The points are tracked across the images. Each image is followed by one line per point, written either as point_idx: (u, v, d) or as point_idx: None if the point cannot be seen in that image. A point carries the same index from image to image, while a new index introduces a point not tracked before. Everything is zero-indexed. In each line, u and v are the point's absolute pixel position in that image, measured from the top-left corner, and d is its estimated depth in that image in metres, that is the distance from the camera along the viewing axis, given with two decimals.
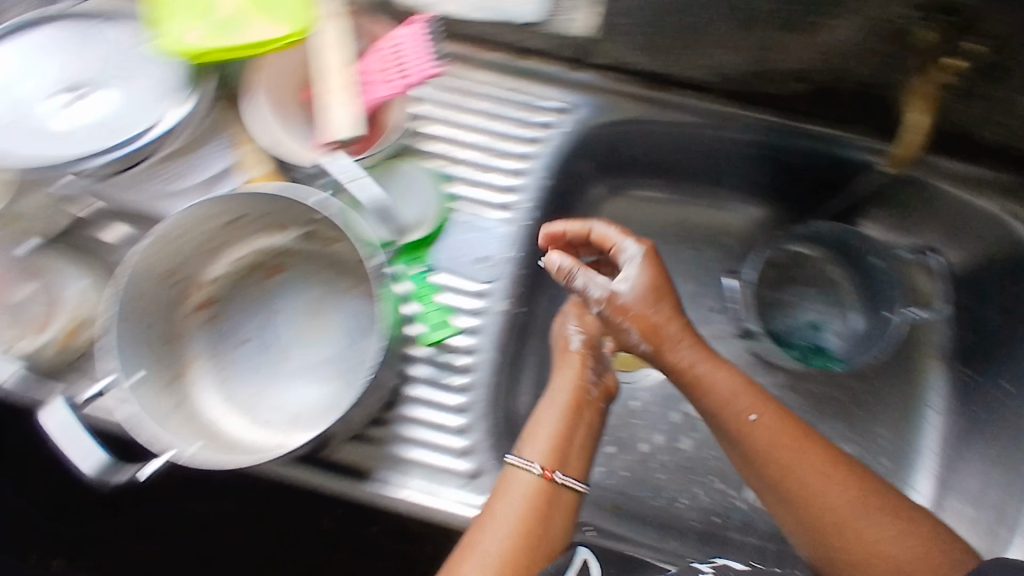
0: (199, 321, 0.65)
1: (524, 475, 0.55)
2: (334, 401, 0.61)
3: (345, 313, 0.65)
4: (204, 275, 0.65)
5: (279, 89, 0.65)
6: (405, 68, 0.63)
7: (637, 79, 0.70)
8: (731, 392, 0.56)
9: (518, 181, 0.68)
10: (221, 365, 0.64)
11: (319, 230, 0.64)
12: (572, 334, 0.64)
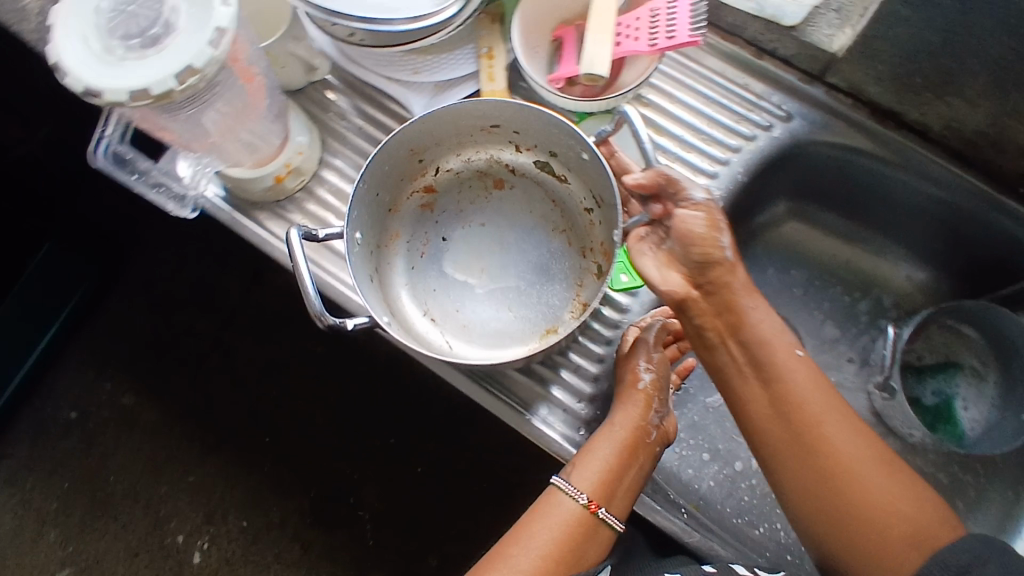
0: (419, 205, 0.72)
1: (570, 500, 0.58)
2: (506, 323, 0.67)
3: (543, 249, 0.70)
4: (438, 163, 0.71)
5: (541, 19, 0.69)
6: (668, 30, 0.63)
7: (866, 109, 0.70)
8: (767, 322, 0.53)
9: (720, 169, 0.70)
10: (417, 249, 0.71)
11: (556, 164, 0.70)
12: (641, 372, 0.64)
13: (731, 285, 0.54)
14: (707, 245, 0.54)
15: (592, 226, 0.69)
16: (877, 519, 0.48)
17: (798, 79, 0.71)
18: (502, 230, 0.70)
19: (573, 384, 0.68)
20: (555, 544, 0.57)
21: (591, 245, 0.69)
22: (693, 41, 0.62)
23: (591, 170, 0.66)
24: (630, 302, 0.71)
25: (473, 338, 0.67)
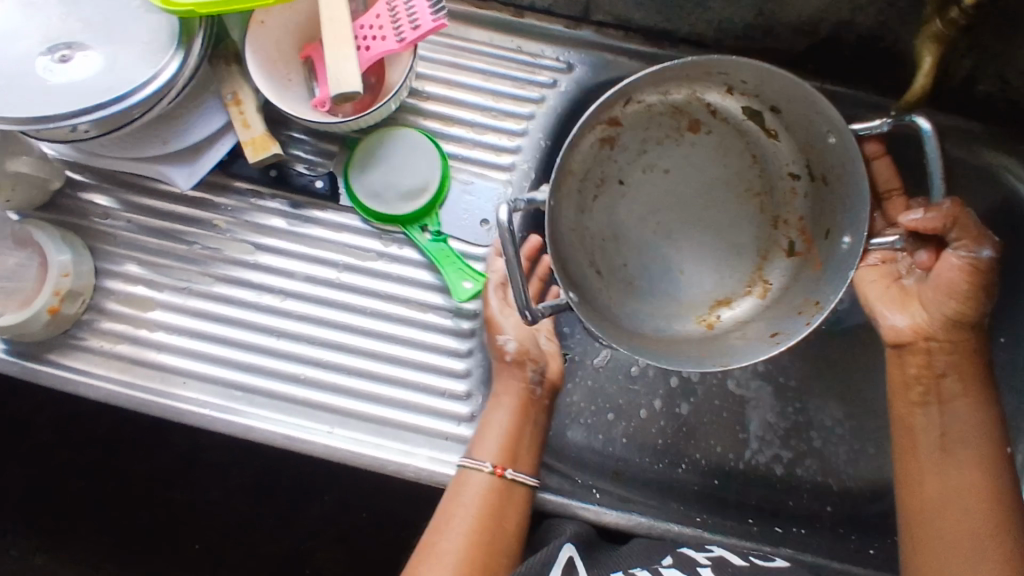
0: (602, 147, 0.59)
1: (478, 471, 0.56)
2: (687, 286, 0.61)
3: (744, 215, 0.62)
4: (638, 95, 0.58)
5: (278, 47, 0.63)
6: (411, 21, 0.59)
7: (639, 37, 0.67)
8: (976, 425, 0.53)
9: (521, 141, 0.67)
10: (590, 192, 0.59)
11: (767, 114, 0.60)
12: (505, 343, 0.60)
13: (962, 362, 0.55)
14: (965, 302, 0.53)
15: (792, 195, 0.61)
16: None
17: (566, 26, 0.68)
18: (692, 182, 0.60)
19: (448, 409, 0.62)
20: (479, 519, 0.54)
21: (786, 217, 0.62)
22: (440, 23, 0.58)
23: (811, 134, 0.57)
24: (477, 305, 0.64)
25: (642, 301, 0.60)
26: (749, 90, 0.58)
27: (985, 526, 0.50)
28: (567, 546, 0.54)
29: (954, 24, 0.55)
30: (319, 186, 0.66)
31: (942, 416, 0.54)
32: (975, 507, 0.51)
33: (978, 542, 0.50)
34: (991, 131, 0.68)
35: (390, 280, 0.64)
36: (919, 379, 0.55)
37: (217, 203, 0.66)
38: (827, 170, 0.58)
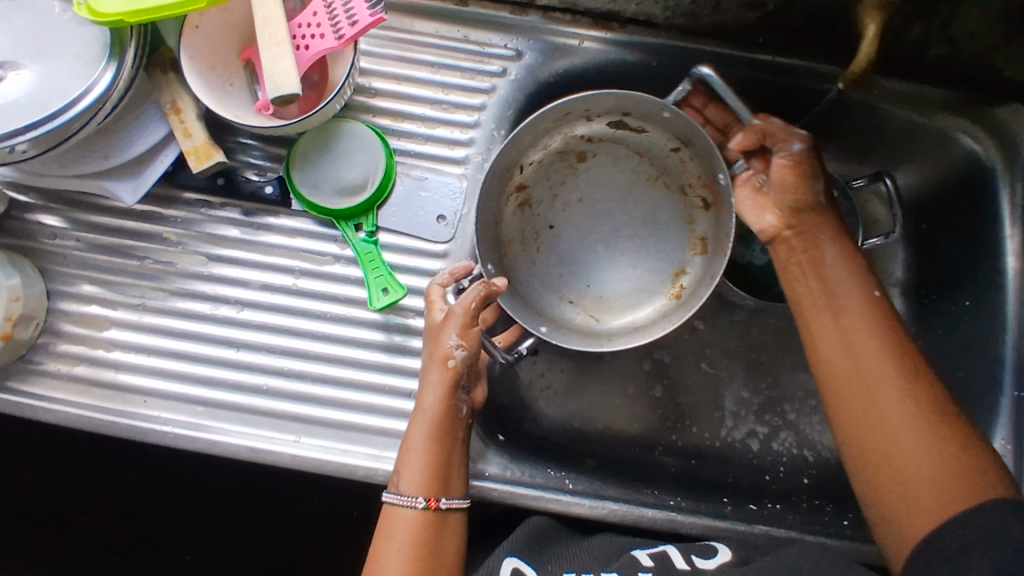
0: (522, 210, 0.70)
1: (408, 508, 0.54)
2: (642, 278, 0.69)
3: (659, 200, 0.70)
4: (523, 160, 0.69)
5: (214, 52, 0.61)
6: (348, 17, 0.57)
7: (587, 19, 0.66)
8: (846, 279, 0.55)
9: (474, 133, 0.66)
10: (533, 245, 0.69)
11: (626, 121, 0.68)
12: (453, 349, 0.56)
13: (820, 231, 0.57)
14: (800, 192, 0.58)
15: (684, 163, 0.69)
16: (900, 463, 0.48)
17: (511, 12, 0.66)
18: (606, 202, 0.69)
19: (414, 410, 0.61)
20: (413, 559, 0.52)
21: (690, 182, 0.69)
22: (378, 17, 0.57)
23: (660, 121, 0.66)
24: None
25: (616, 306, 0.69)
26: (600, 112, 0.67)
27: (892, 373, 0.51)
28: (510, 559, 0.56)
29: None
30: (270, 192, 0.63)
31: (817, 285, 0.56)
32: (878, 358, 0.51)
33: (890, 392, 0.50)
34: (952, 97, 0.66)
35: (347, 283, 0.63)
36: (791, 265, 0.58)
37: (167, 215, 0.64)
38: (686, 136, 0.66)
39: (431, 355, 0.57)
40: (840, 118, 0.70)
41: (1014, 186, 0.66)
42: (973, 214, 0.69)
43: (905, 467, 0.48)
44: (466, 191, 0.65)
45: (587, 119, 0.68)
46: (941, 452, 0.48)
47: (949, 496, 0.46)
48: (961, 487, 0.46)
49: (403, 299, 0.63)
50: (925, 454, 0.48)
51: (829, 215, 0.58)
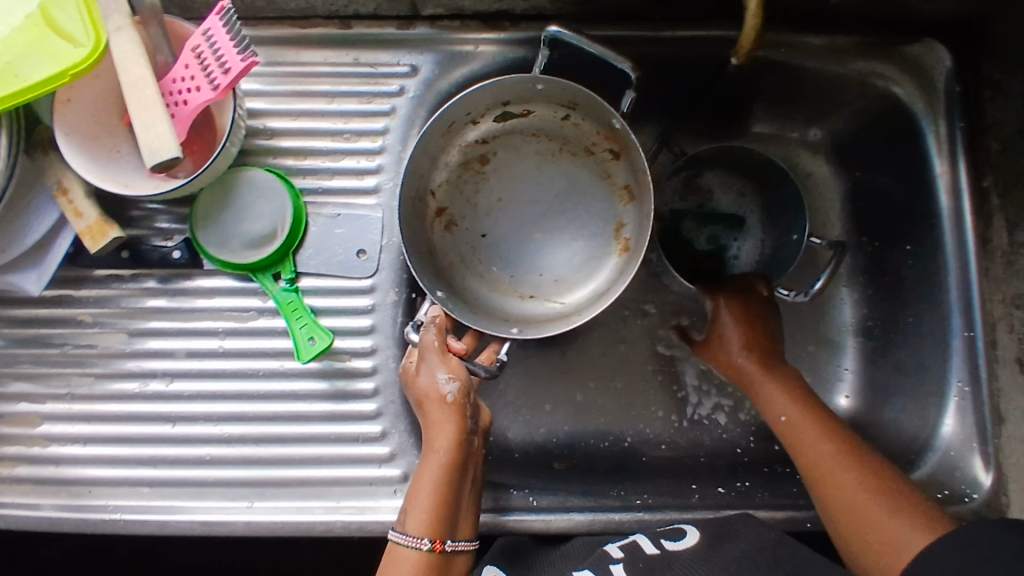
0: (449, 230, 0.67)
1: (413, 551, 0.52)
2: (586, 249, 0.66)
3: (571, 170, 0.67)
4: (432, 183, 0.66)
5: (96, 122, 0.58)
6: (220, 64, 0.54)
7: (478, 22, 0.63)
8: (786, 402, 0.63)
9: (382, 159, 0.64)
10: (473, 258, 0.67)
11: (509, 112, 0.66)
12: (447, 385, 0.56)
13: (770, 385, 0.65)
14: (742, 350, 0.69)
15: (579, 126, 0.66)
16: (852, 510, 0.54)
17: (398, 27, 0.64)
18: (524, 192, 0.67)
19: (365, 453, 0.60)
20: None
21: (593, 140, 0.66)
22: (250, 60, 0.53)
23: (538, 94, 0.64)
24: (368, 341, 0.62)
25: (574, 283, 0.66)
26: (477, 110, 0.64)
27: (836, 449, 0.57)
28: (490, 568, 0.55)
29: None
30: (178, 257, 0.61)
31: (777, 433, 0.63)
32: (821, 447, 0.58)
33: (834, 461, 0.57)
34: (866, 42, 0.65)
35: (275, 335, 0.61)
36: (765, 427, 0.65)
37: (79, 296, 0.62)
38: (570, 98, 0.63)
39: (426, 392, 0.57)
40: (757, 80, 0.68)
41: (938, 121, 0.65)
42: (903, 154, 0.67)
43: (855, 512, 0.53)
44: (384, 221, 0.63)
45: (470, 124, 0.66)
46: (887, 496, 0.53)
47: (900, 536, 0.50)
48: (914, 526, 0.50)
49: (336, 342, 0.61)
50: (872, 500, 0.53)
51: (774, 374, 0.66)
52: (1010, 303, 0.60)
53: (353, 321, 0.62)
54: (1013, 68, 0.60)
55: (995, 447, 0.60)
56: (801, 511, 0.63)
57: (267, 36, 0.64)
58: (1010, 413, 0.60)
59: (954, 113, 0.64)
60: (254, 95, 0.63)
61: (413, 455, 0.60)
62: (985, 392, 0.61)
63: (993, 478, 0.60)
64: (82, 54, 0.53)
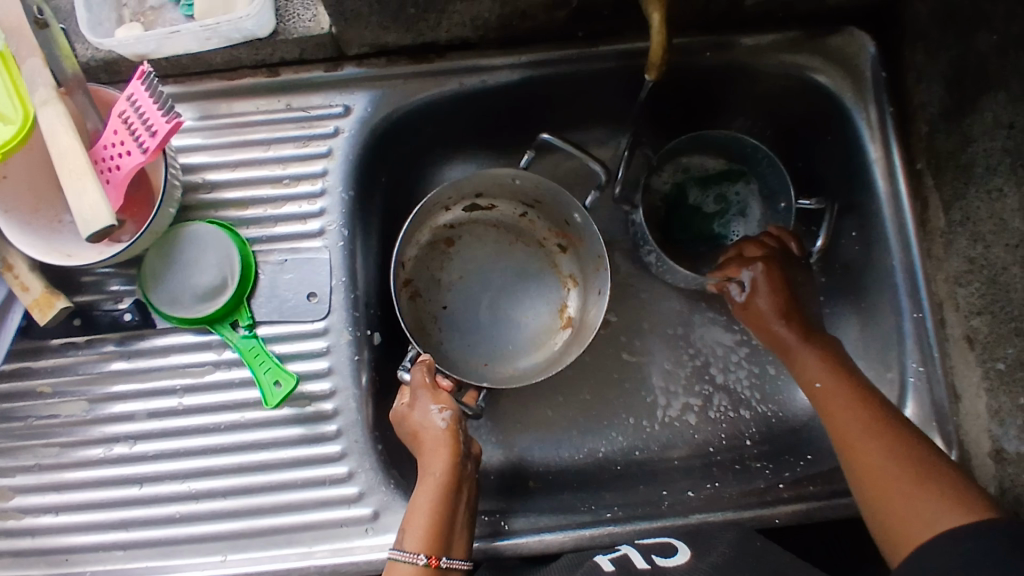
0: (413, 300, 0.70)
1: (412, 567, 0.53)
2: (535, 325, 0.72)
3: (524, 257, 0.74)
4: (404, 257, 0.70)
5: (34, 193, 0.59)
6: (147, 127, 0.55)
7: (404, 56, 0.64)
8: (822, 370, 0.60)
9: (323, 202, 0.64)
10: (434, 328, 0.70)
11: (478, 201, 0.73)
12: (444, 415, 0.59)
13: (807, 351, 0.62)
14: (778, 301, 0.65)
15: (533, 223, 0.74)
16: (882, 480, 0.51)
17: (326, 70, 0.64)
18: (480, 275, 0.73)
19: (334, 495, 0.60)
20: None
21: (544, 235, 0.74)
22: (175, 121, 0.54)
23: (508, 188, 0.71)
24: (328, 384, 0.62)
25: (521, 355, 0.71)
26: (453, 198, 0.71)
27: (869, 423, 0.54)
28: None
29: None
30: (129, 319, 0.61)
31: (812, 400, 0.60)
32: (858, 423, 0.55)
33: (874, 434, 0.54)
34: (789, 37, 0.65)
35: (235, 386, 0.62)
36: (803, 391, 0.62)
37: (37, 368, 0.62)
38: (533, 197, 0.72)
39: (424, 422, 0.59)
40: (687, 84, 0.69)
41: (869, 107, 0.65)
42: (839, 144, 0.68)
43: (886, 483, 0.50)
44: (332, 261, 0.64)
45: (443, 206, 0.71)
46: (923, 473, 0.49)
47: (930, 512, 0.47)
48: (949, 507, 0.47)
49: (299, 387, 0.62)
50: (902, 477, 0.50)
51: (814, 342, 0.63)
52: (952, 283, 0.60)
53: (310, 365, 0.62)
54: (934, 49, 0.60)
55: (955, 425, 0.61)
56: (772, 507, 0.64)
57: (197, 92, 0.64)
58: (965, 391, 0.60)
59: (882, 97, 0.65)
60: (191, 150, 0.64)
61: (381, 491, 0.61)
62: (939, 371, 0.62)
63: (956, 457, 0.60)
64: (10, 133, 0.52)
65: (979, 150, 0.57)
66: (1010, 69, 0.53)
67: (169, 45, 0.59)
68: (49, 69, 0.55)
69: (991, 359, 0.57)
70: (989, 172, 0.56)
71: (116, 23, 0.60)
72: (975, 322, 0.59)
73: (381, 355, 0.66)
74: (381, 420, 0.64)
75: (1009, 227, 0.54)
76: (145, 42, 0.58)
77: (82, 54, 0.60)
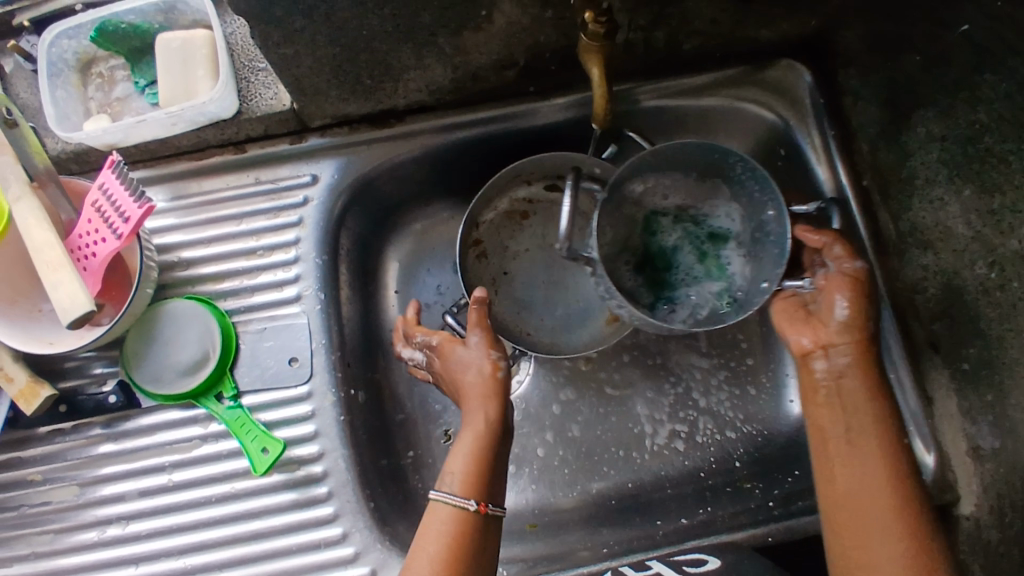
0: (479, 260, 0.73)
1: (455, 509, 0.52)
2: (587, 307, 0.73)
3: None
4: (479, 217, 0.72)
5: (10, 288, 0.60)
6: (119, 213, 0.57)
7: (365, 123, 0.67)
8: (862, 408, 0.54)
9: (297, 269, 0.66)
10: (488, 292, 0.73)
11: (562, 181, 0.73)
12: (495, 360, 0.58)
13: (851, 380, 0.55)
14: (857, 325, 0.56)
15: None
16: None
17: (292, 142, 0.67)
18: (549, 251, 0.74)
19: (332, 557, 0.60)
20: (449, 551, 0.50)
21: None
22: (147, 206, 0.56)
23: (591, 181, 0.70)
24: (315, 447, 0.63)
25: (568, 334, 0.73)
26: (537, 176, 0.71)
27: (894, 502, 0.50)
28: None
29: (597, 32, 0.52)
30: (113, 401, 0.61)
31: (839, 428, 0.54)
32: (883, 495, 0.51)
33: (900, 540, 0.49)
34: (729, 72, 0.68)
35: (223, 458, 0.62)
36: (821, 397, 0.56)
37: (26, 457, 0.63)
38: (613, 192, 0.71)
39: (470, 365, 0.58)
40: (640, 122, 0.72)
41: (811, 132, 0.69)
42: (790, 164, 0.71)
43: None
44: (311, 325, 0.65)
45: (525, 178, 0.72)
46: None
47: None
48: None
49: (286, 452, 0.62)
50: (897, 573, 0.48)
51: (865, 370, 0.55)
52: (911, 290, 0.63)
53: (296, 430, 0.63)
54: (864, 72, 0.63)
55: (931, 428, 0.63)
56: (764, 527, 0.65)
57: (167, 174, 0.66)
58: (937, 393, 0.62)
59: (823, 122, 0.68)
60: (165, 230, 0.66)
61: (377, 549, 0.61)
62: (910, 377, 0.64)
63: (936, 458, 0.62)
64: None
65: (917, 164, 0.60)
66: (935, 86, 0.56)
67: (137, 134, 0.62)
68: (20, 165, 0.58)
69: (956, 361, 0.60)
70: (929, 184, 0.59)
71: (83, 116, 0.63)
72: (936, 327, 0.61)
73: (367, 412, 0.67)
74: (372, 476, 0.64)
75: (953, 234, 0.57)
76: (112, 133, 0.60)
77: (52, 148, 0.62)
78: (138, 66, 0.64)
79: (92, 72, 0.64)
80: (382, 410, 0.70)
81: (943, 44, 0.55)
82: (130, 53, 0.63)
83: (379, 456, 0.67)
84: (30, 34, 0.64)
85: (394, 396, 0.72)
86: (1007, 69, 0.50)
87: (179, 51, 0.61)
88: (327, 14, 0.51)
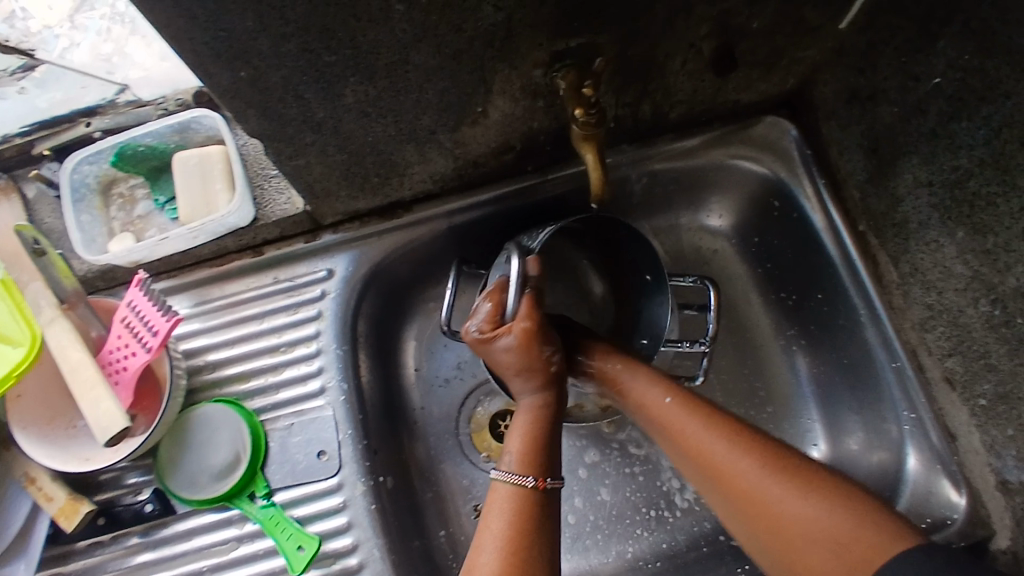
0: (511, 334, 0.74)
1: (514, 486, 0.53)
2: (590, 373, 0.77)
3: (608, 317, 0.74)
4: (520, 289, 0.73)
5: (48, 409, 0.62)
6: (148, 328, 0.59)
7: (375, 215, 0.70)
8: (642, 390, 0.60)
9: (319, 361, 0.68)
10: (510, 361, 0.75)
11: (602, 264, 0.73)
12: (548, 357, 0.59)
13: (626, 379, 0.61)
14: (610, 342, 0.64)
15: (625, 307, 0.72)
16: (855, 556, 0.45)
17: (307, 240, 0.70)
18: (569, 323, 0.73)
19: None
20: (515, 527, 0.51)
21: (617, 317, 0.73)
22: (174, 318, 0.59)
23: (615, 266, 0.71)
24: (349, 539, 0.63)
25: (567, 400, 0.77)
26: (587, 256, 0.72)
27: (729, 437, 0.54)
28: None
29: (588, 123, 0.56)
30: (150, 509, 0.64)
31: (646, 403, 0.59)
32: (716, 435, 0.54)
33: (815, 492, 0.48)
34: (715, 132, 0.71)
35: (259, 557, 0.63)
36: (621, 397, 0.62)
37: (66, 573, 0.63)
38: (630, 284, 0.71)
39: (527, 364, 0.59)
40: (635, 188, 0.75)
41: (803, 181, 0.70)
42: (785, 216, 0.73)
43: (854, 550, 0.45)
44: (336, 417, 0.66)
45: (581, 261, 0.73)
46: (785, 467, 0.51)
47: (865, 539, 0.45)
48: (844, 517, 0.46)
49: (322, 548, 0.63)
50: (763, 473, 0.51)
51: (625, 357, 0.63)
52: (919, 329, 0.64)
53: (329, 524, 0.63)
54: (846, 125, 0.66)
55: (958, 464, 0.63)
56: None
57: (193, 282, 0.69)
58: (958, 429, 0.63)
59: (812, 172, 0.70)
60: (192, 336, 0.68)
61: None
62: (929, 415, 0.65)
63: (966, 496, 0.62)
64: (21, 354, 0.57)
65: (909, 210, 0.62)
66: (915, 134, 0.58)
67: (159, 249, 0.65)
68: (51, 289, 0.60)
69: (973, 397, 0.60)
70: (923, 227, 0.61)
71: (108, 235, 0.66)
72: (949, 363, 0.62)
73: (396, 496, 0.68)
74: (409, 563, 0.65)
75: (953, 274, 0.59)
76: (137, 251, 0.63)
77: (78, 269, 0.65)
78: (157, 183, 0.68)
79: (113, 192, 0.67)
80: (412, 492, 0.71)
81: (918, 95, 0.57)
82: (148, 172, 0.67)
83: (415, 541, 0.68)
84: (52, 161, 0.67)
85: (422, 476, 0.73)
86: (982, 118, 0.52)
87: (197, 167, 0.65)
88: (334, 126, 0.55)
